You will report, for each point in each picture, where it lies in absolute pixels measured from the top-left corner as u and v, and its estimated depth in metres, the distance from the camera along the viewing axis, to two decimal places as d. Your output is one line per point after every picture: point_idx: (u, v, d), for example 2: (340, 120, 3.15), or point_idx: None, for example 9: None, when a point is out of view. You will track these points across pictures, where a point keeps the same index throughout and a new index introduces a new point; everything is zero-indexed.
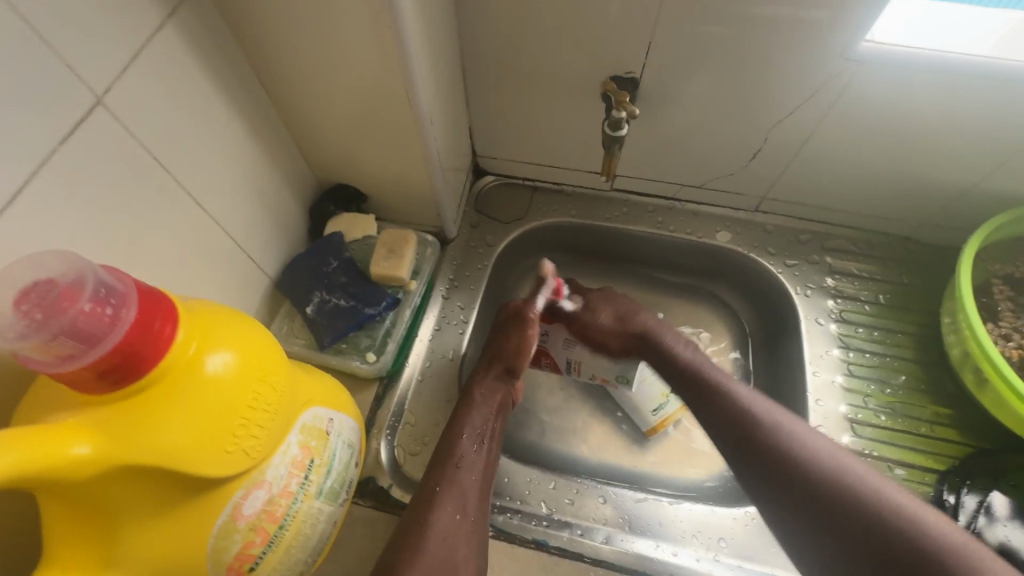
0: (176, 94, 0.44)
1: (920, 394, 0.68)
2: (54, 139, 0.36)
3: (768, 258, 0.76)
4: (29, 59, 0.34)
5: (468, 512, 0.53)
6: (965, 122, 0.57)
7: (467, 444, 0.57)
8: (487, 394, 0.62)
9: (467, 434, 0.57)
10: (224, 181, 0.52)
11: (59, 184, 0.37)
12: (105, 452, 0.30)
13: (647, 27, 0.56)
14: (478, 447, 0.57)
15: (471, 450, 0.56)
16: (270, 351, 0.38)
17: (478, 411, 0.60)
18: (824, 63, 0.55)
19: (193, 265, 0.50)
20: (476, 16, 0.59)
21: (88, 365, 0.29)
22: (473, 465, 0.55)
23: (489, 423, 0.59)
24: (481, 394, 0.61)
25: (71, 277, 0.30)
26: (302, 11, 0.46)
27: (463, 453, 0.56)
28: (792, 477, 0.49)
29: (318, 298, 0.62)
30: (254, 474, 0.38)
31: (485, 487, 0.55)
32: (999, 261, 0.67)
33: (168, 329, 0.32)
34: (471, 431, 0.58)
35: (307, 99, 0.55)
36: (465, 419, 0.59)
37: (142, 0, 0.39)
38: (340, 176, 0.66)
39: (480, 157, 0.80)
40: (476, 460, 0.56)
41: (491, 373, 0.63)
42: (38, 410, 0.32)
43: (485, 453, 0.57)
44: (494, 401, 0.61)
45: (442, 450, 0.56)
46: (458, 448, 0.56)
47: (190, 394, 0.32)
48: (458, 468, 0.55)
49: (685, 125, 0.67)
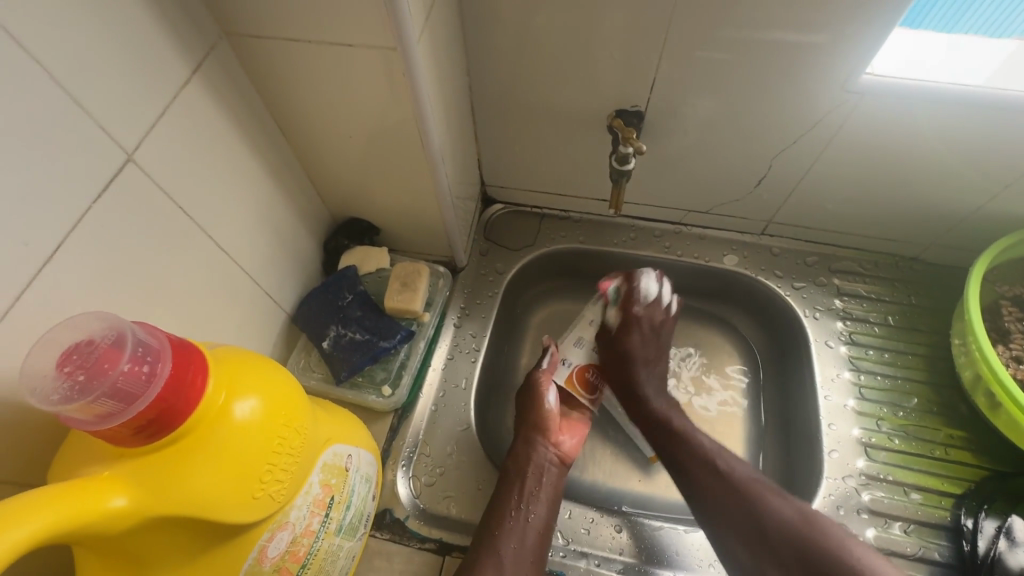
0: (201, 144, 0.46)
1: (933, 416, 0.68)
2: (88, 196, 0.38)
3: (776, 281, 0.76)
4: (67, 123, 0.36)
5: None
6: (969, 148, 0.58)
7: (507, 512, 0.57)
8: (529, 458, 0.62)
9: (506, 503, 0.58)
10: (245, 223, 0.54)
11: (94, 236, 0.39)
12: (139, 503, 0.31)
13: (649, 62, 0.58)
14: (521, 515, 0.58)
15: (512, 518, 0.57)
16: (294, 394, 0.39)
17: (523, 476, 0.60)
18: (824, 94, 0.57)
19: (215, 306, 0.52)
20: (483, 55, 0.62)
21: (125, 422, 0.30)
22: (516, 534, 0.56)
23: (528, 489, 0.60)
24: (519, 461, 0.62)
25: (110, 337, 0.31)
26: (320, 63, 0.48)
27: (504, 520, 0.57)
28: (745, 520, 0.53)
29: (334, 332, 0.63)
30: (279, 517, 0.39)
31: (530, 558, 0.55)
32: (1007, 283, 0.67)
33: (200, 380, 0.33)
34: (511, 499, 0.58)
35: (324, 142, 0.57)
36: (506, 487, 0.60)
37: (171, 59, 0.42)
38: (354, 211, 0.68)
39: (489, 186, 0.81)
40: (521, 530, 0.56)
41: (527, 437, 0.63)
42: (72, 463, 0.33)
43: (527, 519, 0.57)
44: (533, 467, 0.61)
45: (488, 519, 0.57)
46: (502, 517, 0.57)
47: (220, 443, 0.33)
48: (498, 536, 0.55)
49: (689, 154, 0.68)
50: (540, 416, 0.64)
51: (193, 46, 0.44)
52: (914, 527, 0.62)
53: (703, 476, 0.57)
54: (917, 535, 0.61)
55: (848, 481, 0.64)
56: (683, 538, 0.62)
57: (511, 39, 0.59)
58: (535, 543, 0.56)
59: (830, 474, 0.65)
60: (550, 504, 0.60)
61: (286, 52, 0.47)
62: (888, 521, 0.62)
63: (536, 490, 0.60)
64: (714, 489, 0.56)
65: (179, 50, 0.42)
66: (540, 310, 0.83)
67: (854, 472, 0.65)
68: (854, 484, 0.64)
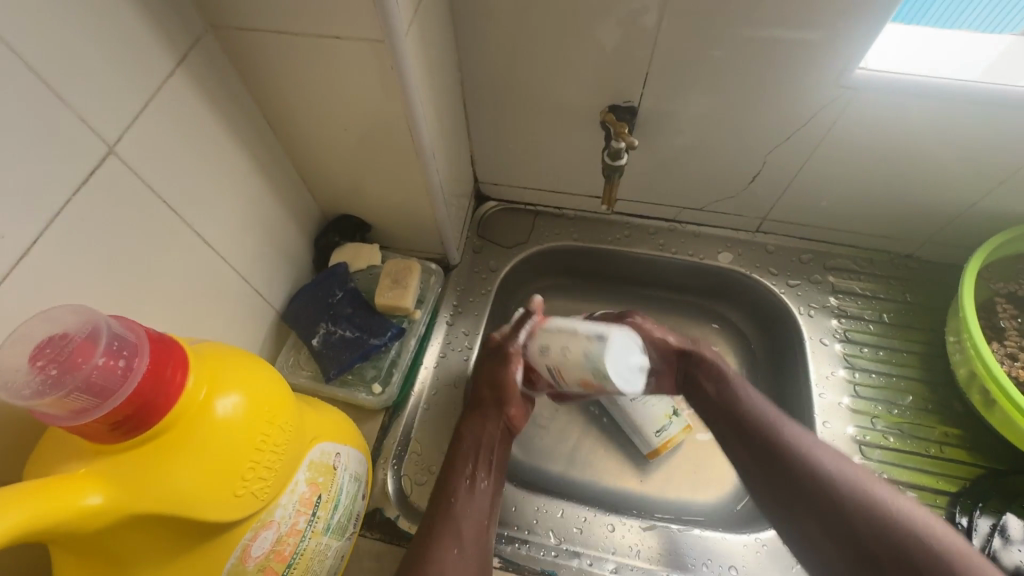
0: (186, 139, 0.46)
1: (928, 414, 0.67)
2: (68, 190, 0.37)
3: (770, 278, 0.76)
4: (45, 114, 0.35)
5: (467, 550, 0.52)
6: (964, 143, 0.58)
7: (461, 480, 0.55)
8: (477, 428, 0.59)
9: (460, 471, 0.56)
10: (232, 218, 0.53)
11: (75, 231, 0.38)
12: (116, 501, 0.31)
13: (642, 57, 0.57)
14: (472, 483, 0.56)
15: (465, 489, 0.55)
16: (278, 391, 0.39)
17: (467, 449, 0.58)
18: (819, 89, 0.56)
19: (202, 303, 0.51)
20: (475, 50, 0.61)
21: (103, 416, 0.30)
22: (471, 503, 0.54)
23: (482, 457, 0.58)
24: (472, 429, 0.59)
25: (86, 330, 0.30)
26: (307, 56, 0.47)
27: (458, 488, 0.55)
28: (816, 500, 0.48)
29: (324, 330, 0.62)
30: (263, 516, 0.38)
31: (484, 525, 0.54)
32: (1001, 280, 0.67)
33: (180, 375, 0.32)
34: (465, 467, 0.57)
35: (312, 136, 0.57)
36: (459, 456, 0.57)
37: (154, 51, 0.41)
38: (344, 207, 0.67)
39: (482, 183, 0.81)
40: (475, 498, 0.55)
41: (479, 406, 0.60)
42: (49, 460, 0.32)
43: (481, 486, 0.56)
44: (486, 433, 0.59)
45: (443, 487, 0.55)
46: (455, 485, 0.55)
47: (201, 439, 0.33)
48: (454, 505, 0.54)
49: (682, 150, 0.68)
50: (495, 380, 0.60)
51: (177, 39, 0.43)
52: None
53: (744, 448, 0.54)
54: None
55: None
56: (677, 537, 0.61)
57: (502, 34, 0.58)
58: (486, 511, 0.55)
59: None
60: (499, 473, 0.58)
61: (272, 45, 0.47)
62: None
63: (491, 458, 0.58)
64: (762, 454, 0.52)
65: (162, 41, 0.42)
66: None
67: None
68: None
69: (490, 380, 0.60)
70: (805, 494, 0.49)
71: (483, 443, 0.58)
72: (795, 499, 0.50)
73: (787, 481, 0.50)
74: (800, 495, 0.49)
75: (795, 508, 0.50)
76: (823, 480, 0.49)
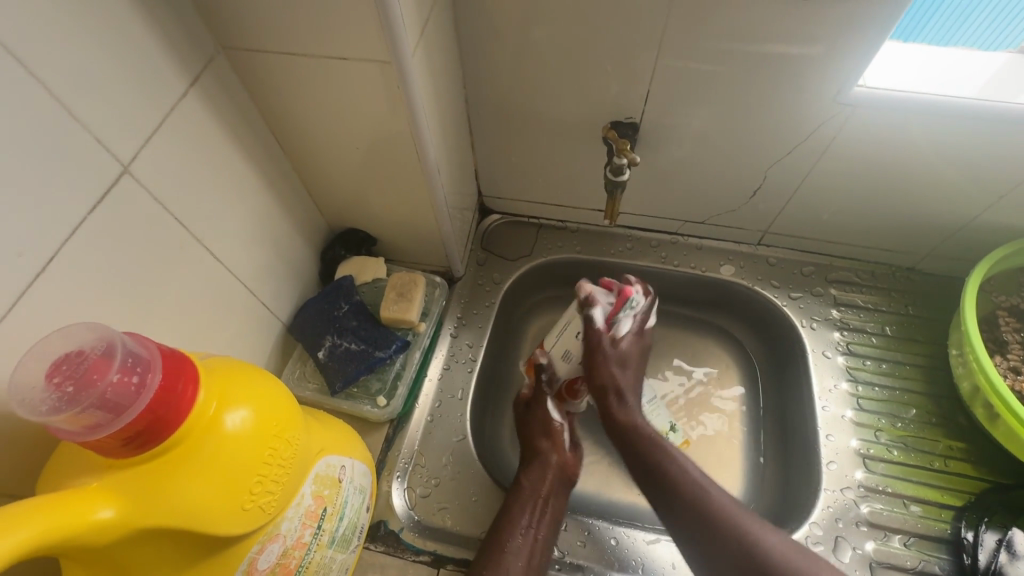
0: (198, 157, 0.47)
1: (932, 427, 0.67)
2: (84, 208, 0.38)
3: (772, 291, 0.76)
4: (64, 135, 0.36)
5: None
6: (962, 158, 0.58)
7: (516, 529, 0.57)
8: (535, 480, 0.62)
9: (515, 521, 0.58)
10: (240, 233, 0.54)
11: (89, 247, 0.39)
12: (127, 515, 0.31)
13: (643, 74, 0.59)
14: (526, 533, 0.57)
15: (520, 536, 0.57)
16: (285, 404, 0.39)
17: (525, 500, 0.60)
18: (817, 106, 0.57)
19: (210, 317, 0.52)
20: (479, 67, 0.62)
21: (113, 433, 0.30)
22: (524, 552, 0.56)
23: (537, 506, 0.60)
24: (529, 478, 0.62)
25: (100, 348, 0.31)
26: (315, 76, 0.48)
27: (510, 539, 0.56)
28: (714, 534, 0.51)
29: (330, 343, 0.63)
30: (269, 529, 0.39)
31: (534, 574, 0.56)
32: (1003, 293, 0.67)
33: (190, 391, 0.33)
34: (520, 517, 0.58)
35: (319, 152, 0.58)
36: (513, 504, 0.59)
37: (168, 72, 0.42)
38: (351, 221, 0.68)
39: (486, 197, 0.82)
40: (529, 550, 0.56)
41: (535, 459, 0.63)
42: (62, 473, 0.33)
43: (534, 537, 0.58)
44: (541, 484, 0.62)
45: (496, 534, 0.57)
46: (509, 535, 0.56)
47: (210, 453, 0.33)
48: (506, 555, 0.55)
49: (683, 164, 0.69)
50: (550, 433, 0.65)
51: (191, 60, 0.44)
52: (914, 540, 0.61)
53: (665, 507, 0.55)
54: (917, 549, 0.61)
55: (846, 493, 0.64)
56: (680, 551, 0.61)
57: (507, 52, 0.60)
58: (537, 562, 0.56)
59: (828, 486, 0.64)
60: (553, 526, 0.60)
61: (282, 66, 0.48)
62: (887, 534, 0.62)
63: (546, 509, 0.60)
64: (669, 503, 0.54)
65: (176, 63, 0.43)
66: (536, 320, 0.83)
67: (852, 484, 0.64)
68: (853, 496, 0.64)
69: (549, 433, 0.65)
70: (710, 541, 0.51)
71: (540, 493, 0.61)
72: (703, 543, 0.51)
73: (697, 531, 0.52)
74: (707, 542, 0.51)
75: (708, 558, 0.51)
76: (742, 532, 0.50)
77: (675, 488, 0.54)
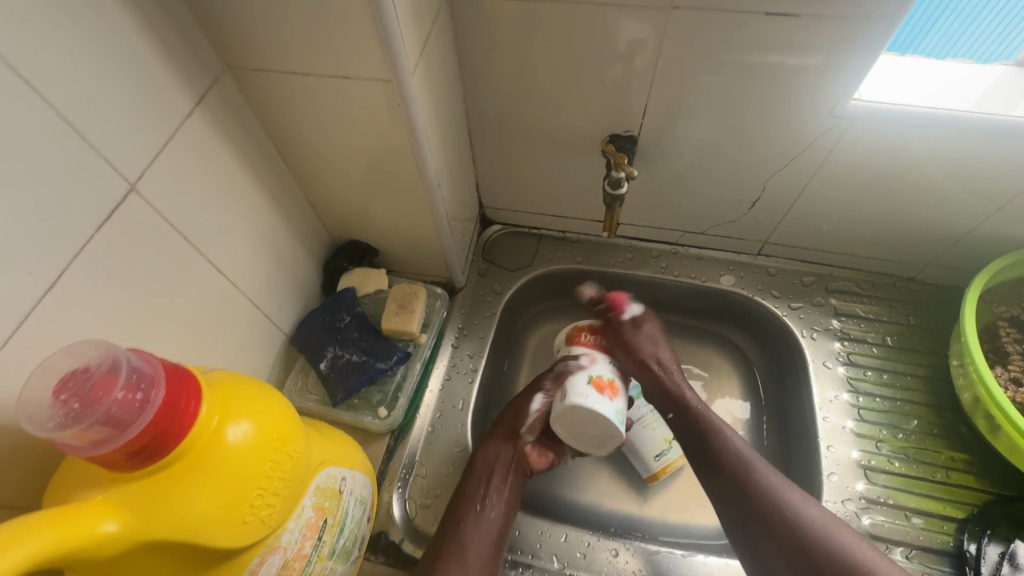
0: (203, 174, 0.48)
1: (934, 439, 0.67)
2: (91, 226, 0.39)
3: (772, 301, 0.76)
4: (74, 157, 0.37)
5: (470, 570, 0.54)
6: (960, 170, 0.58)
7: (471, 506, 0.58)
8: (493, 456, 0.63)
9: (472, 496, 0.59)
10: (244, 247, 0.55)
11: (97, 264, 0.40)
12: (130, 528, 0.32)
13: (641, 88, 0.59)
14: (478, 510, 0.58)
15: (476, 509, 0.58)
16: (286, 417, 0.40)
17: (479, 475, 0.61)
18: (814, 118, 0.58)
19: (214, 330, 0.52)
20: (479, 81, 0.63)
21: (120, 447, 0.31)
22: (479, 530, 0.57)
23: (494, 482, 0.61)
24: (486, 455, 0.63)
25: (106, 364, 0.32)
26: (317, 93, 0.50)
27: (469, 514, 0.58)
28: (760, 511, 0.54)
29: (331, 354, 0.64)
30: (270, 541, 0.39)
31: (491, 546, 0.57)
32: (1004, 303, 0.67)
33: (193, 405, 0.34)
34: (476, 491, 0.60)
35: (322, 167, 0.59)
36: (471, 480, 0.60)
37: (175, 92, 0.44)
38: (353, 233, 0.69)
39: (487, 208, 0.83)
40: (487, 528, 0.57)
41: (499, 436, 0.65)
42: (69, 486, 0.34)
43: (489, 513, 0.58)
44: (498, 462, 0.62)
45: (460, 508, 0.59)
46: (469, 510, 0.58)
47: (211, 466, 0.34)
48: (463, 530, 0.56)
49: (682, 176, 0.69)
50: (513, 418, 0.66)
51: (196, 80, 0.45)
52: (916, 553, 0.61)
53: (719, 483, 0.57)
54: (919, 561, 0.60)
55: (847, 505, 0.64)
56: (681, 562, 0.61)
57: (507, 67, 0.61)
58: (494, 538, 0.57)
59: (830, 497, 0.64)
60: (512, 504, 0.61)
61: (285, 84, 0.49)
62: (889, 547, 0.61)
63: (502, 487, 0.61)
64: (716, 475, 0.58)
65: (183, 84, 0.44)
66: (537, 330, 0.84)
67: (854, 495, 0.64)
68: (854, 508, 0.63)
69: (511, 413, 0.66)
70: (755, 514, 0.54)
71: (496, 469, 0.62)
72: (744, 513, 0.55)
73: (741, 508, 0.55)
74: (747, 515, 0.54)
75: (747, 529, 0.54)
76: (781, 505, 0.53)
77: (724, 466, 0.57)
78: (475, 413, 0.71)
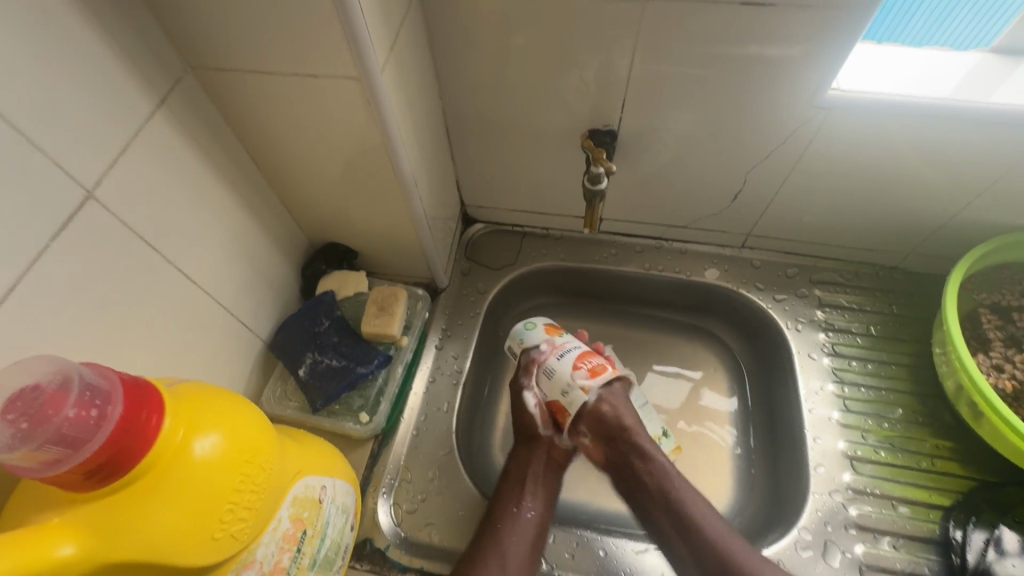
0: (168, 178, 0.46)
1: (919, 427, 0.67)
2: (46, 236, 0.37)
3: (756, 293, 0.76)
4: (24, 164, 0.35)
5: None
6: (939, 157, 0.58)
7: (507, 506, 0.59)
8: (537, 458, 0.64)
9: (508, 498, 0.60)
10: (214, 253, 0.53)
11: (54, 276, 0.38)
12: (92, 550, 0.31)
13: (620, 83, 0.59)
14: (516, 511, 0.59)
15: (513, 510, 0.59)
16: (258, 429, 0.38)
17: (517, 480, 0.62)
18: (793, 108, 0.57)
19: (185, 341, 0.51)
20: (455, 78, 0.62)
21: (73, 467, 0.30)
22: (516, 531, 0.58)
23: (530, 486, 0.62)
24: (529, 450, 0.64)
25: (57, 380, 0.31)
26: (285, 92, 0.48)
27: (505, 518, 0.58)
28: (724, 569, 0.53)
29: (311, 360, 0.62)
30: (245, 555, 0.38)
31: (529, 550, 0.57)
32: (985, 290, 0.67)
33: (155, 419, 0.32)
34: (511, 495, 0.61)
35: (294, 169, 0.57)
36: (506, 484, 0.62)
37: (134, 95, 0.42)
38: (330, 235, 0.68)
39: (469, 207, 0.82)
40: (524, 527, 0.59)
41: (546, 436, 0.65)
42: (26, 507, 0.32)
43: (527, 515, 0.59)
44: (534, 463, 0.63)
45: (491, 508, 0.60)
46: (503, 515, 0.59)
47: (179, 480, 0.33)
48: (500, 533, 0.57)
49: (664, 170, 0.69)
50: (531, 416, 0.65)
51: (157, 80, 0.44)
52: (903, 542, 0.61)
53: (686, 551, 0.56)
54: (906, 551, 0.61)
55: (835, 496, 0.64)
56: None
57: (483, 62, 0.59)
58: (530, 550, 0.57)
59: (816, 489, 0.64)
60: (547, 501, 0.62)
61: (250, 83, 0.48)
62: (876, 537, 0.61)
63: (539, 487, 0.62)
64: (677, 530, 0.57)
65: (142, 86, 0.43)
66: None
67: (841, 486, 0.64)
68: (841, 499, 0.63)
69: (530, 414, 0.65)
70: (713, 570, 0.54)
71: (531, 469, 0.63)
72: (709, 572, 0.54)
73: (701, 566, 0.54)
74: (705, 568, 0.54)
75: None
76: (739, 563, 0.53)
77: (697, 537, 0.55)
78: (459, 416, 0.70)
